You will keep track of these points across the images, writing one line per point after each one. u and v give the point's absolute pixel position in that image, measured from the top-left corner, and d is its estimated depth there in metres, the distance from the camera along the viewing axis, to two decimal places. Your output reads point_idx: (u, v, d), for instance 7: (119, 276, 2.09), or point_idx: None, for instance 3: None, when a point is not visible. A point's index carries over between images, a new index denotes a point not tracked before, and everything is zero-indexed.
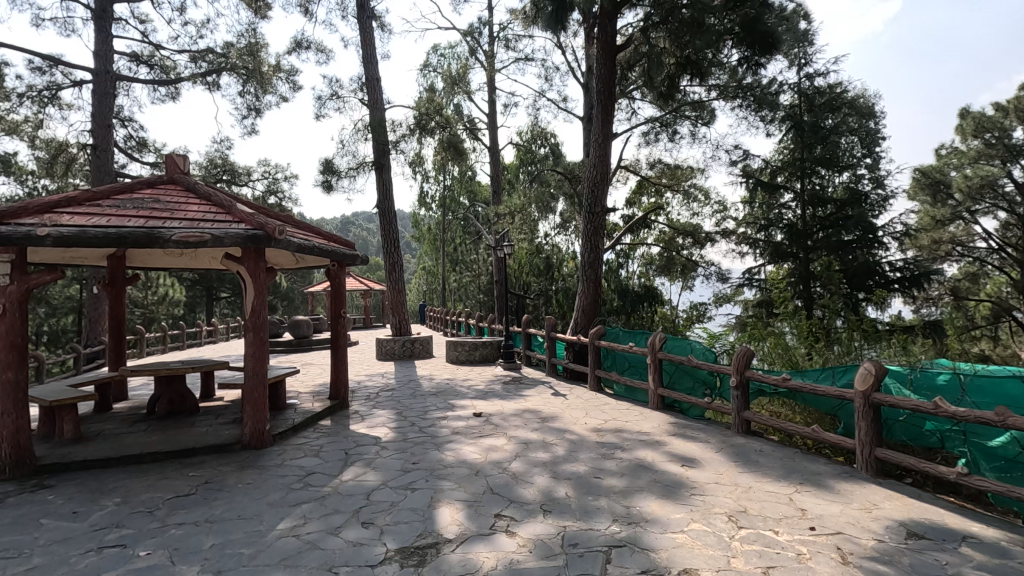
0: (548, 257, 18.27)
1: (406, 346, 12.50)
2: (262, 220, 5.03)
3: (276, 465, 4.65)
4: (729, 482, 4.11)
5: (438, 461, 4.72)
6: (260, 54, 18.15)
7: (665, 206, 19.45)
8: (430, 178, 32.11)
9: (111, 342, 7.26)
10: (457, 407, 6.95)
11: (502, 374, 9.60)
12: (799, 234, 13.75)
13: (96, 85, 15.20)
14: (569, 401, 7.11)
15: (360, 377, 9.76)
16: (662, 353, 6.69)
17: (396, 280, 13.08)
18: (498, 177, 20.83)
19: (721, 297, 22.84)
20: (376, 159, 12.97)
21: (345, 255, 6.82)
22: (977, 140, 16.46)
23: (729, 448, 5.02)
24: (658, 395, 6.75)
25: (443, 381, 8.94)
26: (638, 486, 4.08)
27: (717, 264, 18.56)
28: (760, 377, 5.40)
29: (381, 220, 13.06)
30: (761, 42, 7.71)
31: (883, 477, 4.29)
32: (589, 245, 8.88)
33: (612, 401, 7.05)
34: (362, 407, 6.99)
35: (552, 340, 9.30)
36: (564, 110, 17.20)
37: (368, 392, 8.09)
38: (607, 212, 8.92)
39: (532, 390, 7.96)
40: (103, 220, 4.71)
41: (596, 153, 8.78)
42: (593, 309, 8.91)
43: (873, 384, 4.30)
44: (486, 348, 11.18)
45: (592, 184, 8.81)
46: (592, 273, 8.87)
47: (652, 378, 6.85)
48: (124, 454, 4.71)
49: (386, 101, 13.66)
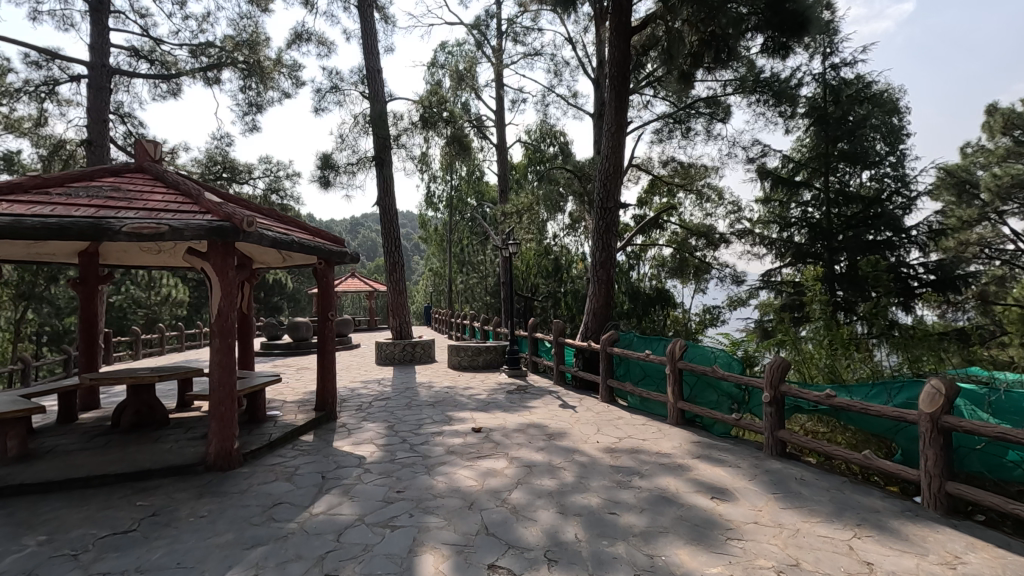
0: (556, 258, 17.65)
1: (407, 350, 11.89)
2: (229, 209, 4.42)
3: (240, 492, 4.03)
4: (771, 523, 3.43)
5: (427, 489, 4.08)
6: (262, 49, 17.66)
7: (677, 206, 18.77)
8: (437, 178, 31.61)
9: (81, 346, 6.69)
10: (455, 420, 6.31)
11: (506, 381, 8.96)
12: (823, 235, 12.97)
13: (91, 78, 14.74)
14: (578, 415, 6.44)
15: (355, 384, 9.16)
16: (683, 363, 6.01)
17: (396, 281, 12.49)
18: (505, 177, 20.22)
19: (735, 300, 22.11)
20: (377, 152, 12.37)
21: (333, 252, 6.20)
22: (1005, 138, 15.65)
23: (764, 475, 4.34)
24: (678, 409, 6.07)
25: (443, 389, 8.30)
26: (662, 526, 3.41)
27: (733, 266, 17.80)
28: (797, 393, 4.71)
29: (384, 217, 12.51)
30: (788, 23, 6.92)
31: (954, 516, 3.59)
32: (601, 242, 8.17)
33: (626, 415, 6.38)
34: (351, 419, 6.36)
35: (559, 345, 8.63)
36: (574, 105, 16.58)
37: (360, 401, 7.46)
38: (621, 208, 8.20)
39: (538, 401, 7.30)
40: (46, 209, 4.13)
41: (609, 143, 8.07)
42: (605, 313, 8.21)
43: (943, 406, 3.60)
44: (490, 353, 10.52)
45: (604, 176, 8.11)
46: (604, 273, 8.16)
47: (670, 390, 6.17)
48: (68, 477, 4.10)
49: (388, 94, 13.09)
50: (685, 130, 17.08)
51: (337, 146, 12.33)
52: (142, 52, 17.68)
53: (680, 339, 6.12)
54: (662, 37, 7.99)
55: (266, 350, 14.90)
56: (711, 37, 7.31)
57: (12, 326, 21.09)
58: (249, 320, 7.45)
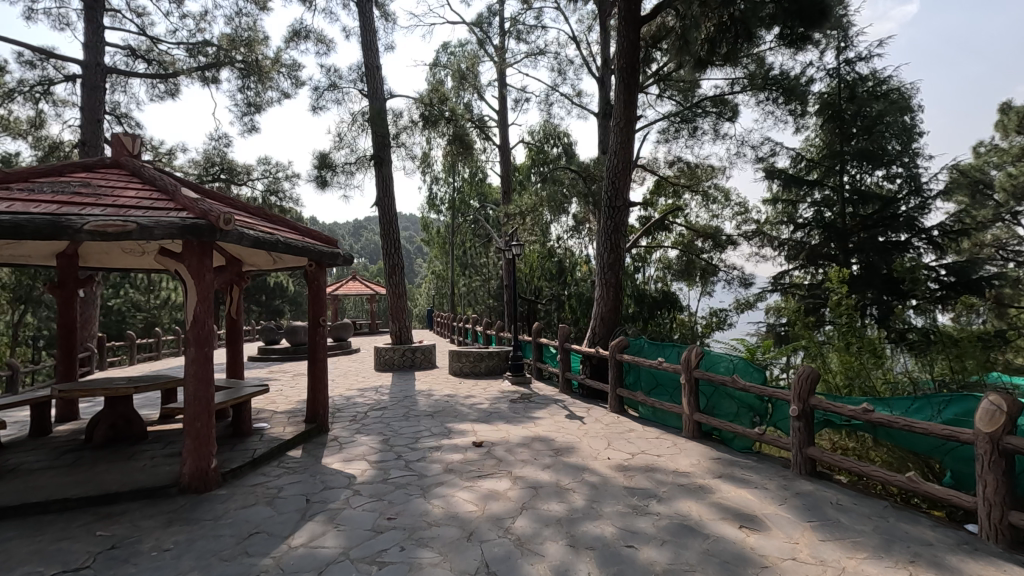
0: (560, 261, 17.26)
1: (407, 355, 11.52)
2: (205, 206, 4.03)
3: (214, 518, 3.62)
4: (812, 560, 3.00)
5: (421, 515, 3.67)
6: (261, 48, 17.34)
7: (683, 207, 18.37)
8: (439, 179, 31.28)
9: (59, 354, 6.32)
10: (454, 433, 5.90)
11: (509, 389, 8.56)
12: (839, 235, 12.42)
13: (86, 77, 14.43)
14: (586, 427, 6.03)
15: (351, 391, 8.77)
16: (699, 372, 5.60)
17: (396, 283, 12.10)
18: (508, 178, 19.84)
19: (742, 304, 21.72)
20: (376, 150, 11.97)
21: (323, 253, 5.79)
22: (1021, 136, 15.17)
23: (795, 499, 3.91)
24: (693, 421, 5.65)
25: (443, 397, 7.90)
26: (686, 562, 2.99)
27: (741, 269, 17.35)
28: (830, 407, 4.28)
29: (381, 218, 12.12)
30: (808, 12, 6.26)
31: (1018, 550, 3.17)
32: (609, 243, 7.73)
33: (637, 427, 5.97)
34: (344, 432, 5.96)
35: (565, 351, 8.22)
36: (578, 104, 16.19)
37: (355, 411, 7.06)
38: (630, 207, 7.76)
39: (543, 412, 6.88)
40: (3, 205, 3.76)
41: (618, 137, 7.60)
42: (613, 317, 7.78)
43: (1005, 426, 3.17)
44: (493, 359, 10.12)
45: (614, 173, 7.66)
46: (612, 275, 7.72)
47: (685, 401, 5.76)
48: (25, 502, 3.70)
49: (387, 92, 12.72)
50: (691, 129, 16.61)
51: (335, 145, 11.95)
52: (139, 51, 17.39)
53: (695, 345, 5.73)
54: (674, 28, 7.55)
55: (263, 355, 14.53)
56: (724, 23, 6.84)
57: (9, 330, 20.83)
58: (238, 325, 7.09)
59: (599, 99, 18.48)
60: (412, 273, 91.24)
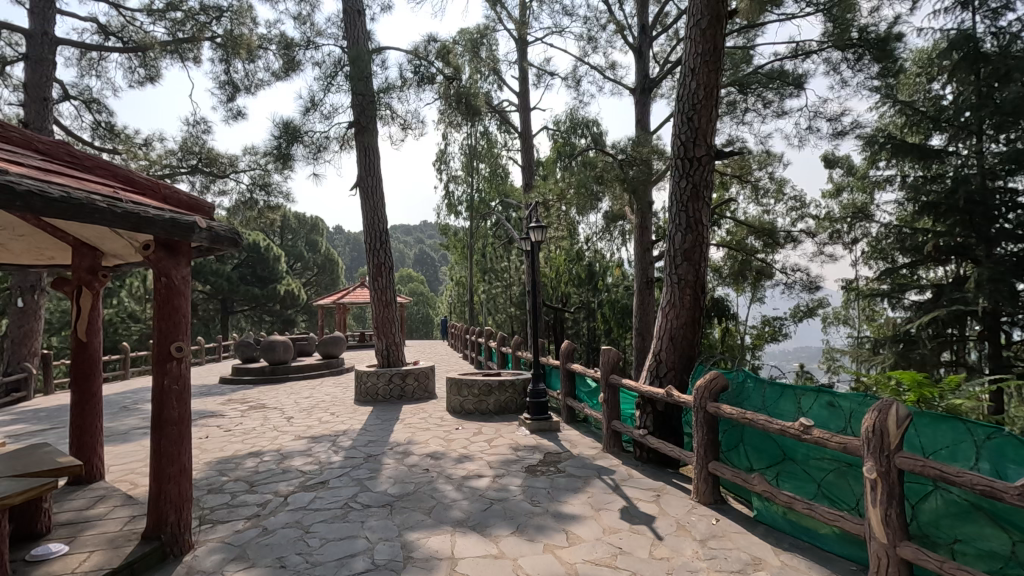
0: (590, 264, 14.38)
1: (395, 383, 8.81)
2: None
3: None
4: None
5: None
6: (245, 20, 14.89)
7: (733, 200, 15.36)
8: (456, 179, 28.71)
9: None
10: (412, 566, 3.07)
11: (527, 442, 5.75)
12: (983, 219, 8.97)
13: (30, 45, 12.04)
14: (667, 554, 3.14)
15: (297, 443, 6.06)
16: (913, 461, 2.67)
17: (383, 288, 9.44)
18: (529, 168, 17.09)
19: (800, 312, 18.75)
20: (355, 115, 9.22)
21: (160, 222, 2.95)
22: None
23: None
24: (893, 559, 2.72)
25: (423, 461, 5.11)
26: None
27: (809, 271, 14.19)
28: None
29: (364, 204, 9.46)
30: None
31: None
32: (685, 217, 4.83)
33: (769, 559, 3.06)
34: (209, 558, 3.21)
35: (612, 389, 5.41)
36: (613, 76, 13.29)
37: (268, 496, 4.29)
38: (718, 159, 4.84)
39: (580, 502, 4.01)
40: None
41: (700, 46, 4.69)
42: (689, 337, 4.88)
43: None
44: (505, 392, 7.29)
45: (690, 104, 4.75)
46: (690, 269, 4.82)
47: (873, 514, 2.82)
48: None
49: (372, 42, 9.98)
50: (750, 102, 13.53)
51: (304, 110, 9.23)
52: (110, 28, 15.19)
53: (893, 398, 2.83)
54: None
55: (234, 376, 11.97)
56: None
57: None
58: (88, 349, 4.42)
59: (637, 71, 15.56)
60: (435, 281, 89.64)
